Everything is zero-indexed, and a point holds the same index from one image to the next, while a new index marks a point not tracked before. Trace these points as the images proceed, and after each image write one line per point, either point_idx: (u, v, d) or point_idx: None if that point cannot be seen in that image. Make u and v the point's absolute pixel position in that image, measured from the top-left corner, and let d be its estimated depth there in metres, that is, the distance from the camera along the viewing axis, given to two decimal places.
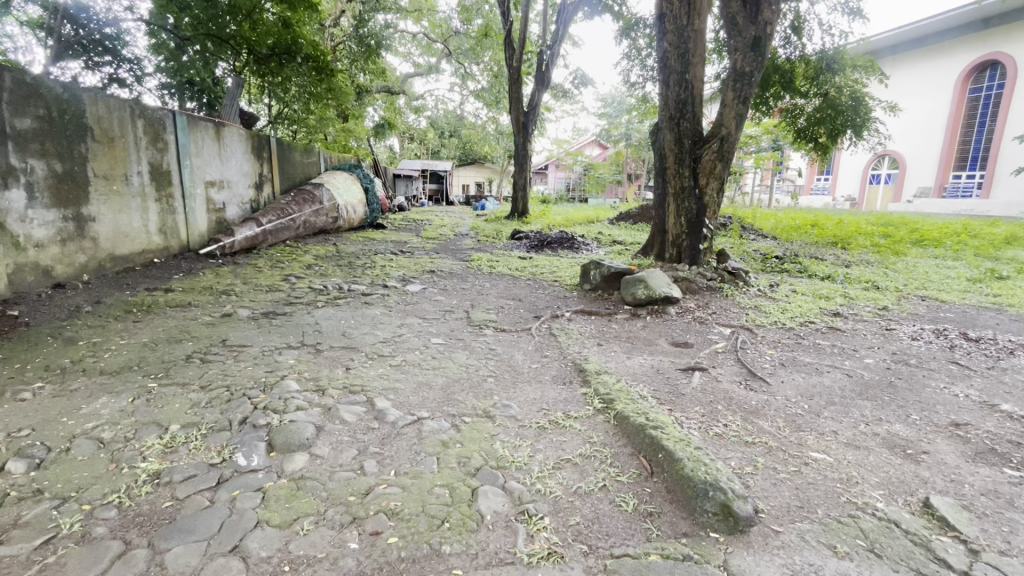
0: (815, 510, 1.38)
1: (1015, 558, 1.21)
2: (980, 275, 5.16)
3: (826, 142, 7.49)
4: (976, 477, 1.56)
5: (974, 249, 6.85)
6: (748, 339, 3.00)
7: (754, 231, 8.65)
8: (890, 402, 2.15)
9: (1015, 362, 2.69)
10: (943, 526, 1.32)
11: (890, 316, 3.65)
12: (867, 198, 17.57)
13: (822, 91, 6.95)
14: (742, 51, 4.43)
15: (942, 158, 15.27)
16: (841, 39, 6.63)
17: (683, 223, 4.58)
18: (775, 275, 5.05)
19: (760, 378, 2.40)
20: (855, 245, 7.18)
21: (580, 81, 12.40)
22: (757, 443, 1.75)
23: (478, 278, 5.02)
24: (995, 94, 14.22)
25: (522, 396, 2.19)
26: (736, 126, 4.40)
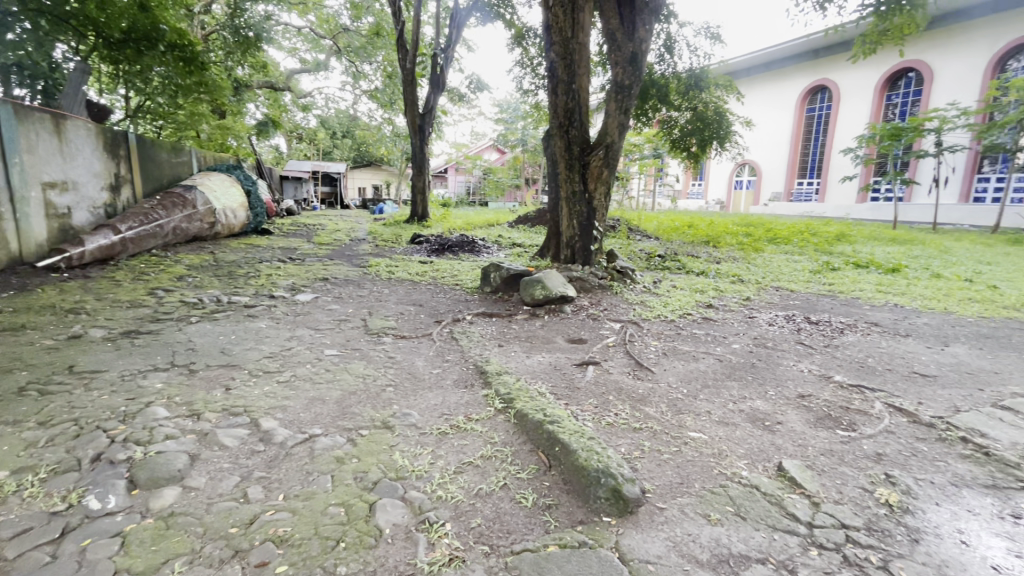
0: (693, 485, 1.53)
1: (846, 505, 1.44)
2: (819, 268, 6.04)
3: (697, 152, 8.32)
4: (817, 440, 1.83)
5: (814, 245, 8.00)
6: (636, 333, 3.23)
7: (640, 232, 9.34)
8: (752, 380, 2.45)
9: (844, 340, 3.19)
10: (793, 485, 1.53)
11: (752, 306, 4.14)
12: (733, 202, 19.81)
13: (692, 105, 7.74)
14: (622, 65, 4.78)
15: (788, 167, 17.70)
16: (705, 60, 7.39)
17: (576, 225, 4.82)
18: (657, 272, 5.49)
19: (646, 368, 2.59)
20: (723, 244, 8.05)
21: (476, 86, 12.51)
22: (643, 429, 1.89)
23: (376, 284, 4.85)
24: (825, 114, 16.75)
25: (422, 403, 2.15)
26: (618, 134, 4.74)
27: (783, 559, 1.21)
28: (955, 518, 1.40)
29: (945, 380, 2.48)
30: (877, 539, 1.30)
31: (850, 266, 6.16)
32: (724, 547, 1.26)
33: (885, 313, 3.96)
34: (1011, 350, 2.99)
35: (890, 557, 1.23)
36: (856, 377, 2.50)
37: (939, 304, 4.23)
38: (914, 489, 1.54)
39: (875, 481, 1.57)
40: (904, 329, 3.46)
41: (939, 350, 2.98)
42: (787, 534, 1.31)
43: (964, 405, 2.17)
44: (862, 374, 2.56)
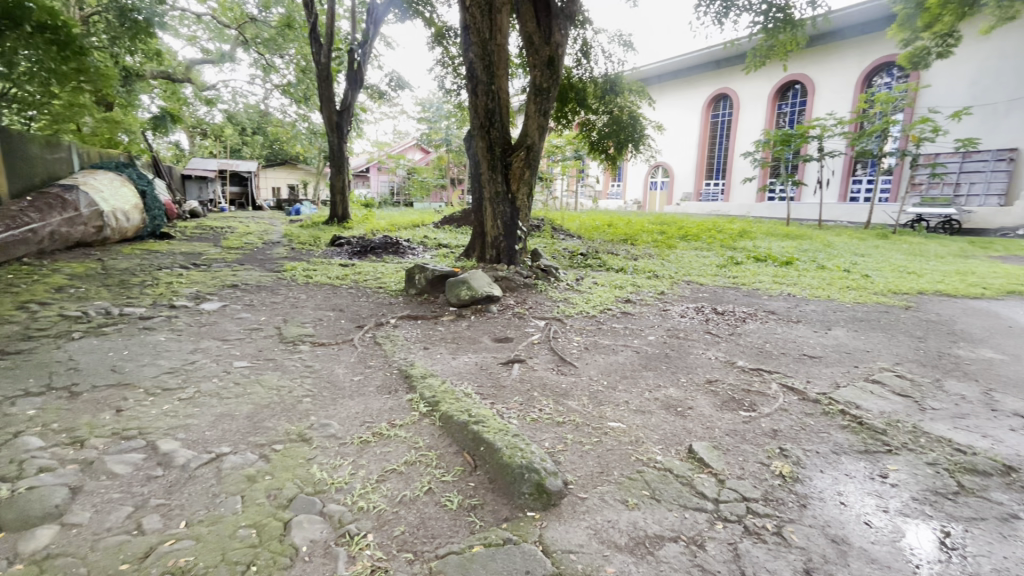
0: (612, 472, 1.59)
1: (746, 479, 1.57)
2: (725, 262, 6.54)
3: (613, 154, 8.67)
4: (723, 422, 1.98)
5: (721, 242, 8.65)
6: (559, 329, 3.31)
7: (563, 231, 9.61)
8: (665, 369, 2.60)
9: (745, 328, 3.48)
10: (701, 465, 1.64)
11: (666, 299, 4.39)
12: (649, 202, 20.93)
13: (608, 109, 8.08)
14: (540, 67, 4.87)
15: (696, 169, 19.00)
16: (619, 66, 7.78)
17: (500, 225, 4.84)
18: (579, 269, 5.68)
19: (569, 363, 2.67)
20: (640, 241, 8.49)
21: (397, 84, 12.22)
22: (566, 422, 1.95)
23: (292, 289, 4.59)
24: (727, 121, 18.16)
25: (343, 412, 2.06)
26: (539, 136, 4.84)
27: (693, 535, 1.30)
28: (836, 483, 1.57)
29: (828, 360, 2.78)
30: (773, 508, 1.43)
31: (751, 260, 6.73)
32: (641, 529, 1.32)
33: (779, 302, 4.37)
34: (879, 331, 3.42)
35: (783, 523, 1.36)
36: (756, 362, 2.74)
37: (824, 292, 4.73)
38: (803, 459, 1.71)
39: (771, 455, 1.73)
40: (795, 316, 3.84)
41: (823, 333, 3.34)
42: (696, 511, 1.40)
43: (843, 381, 2.44)
44: (760, 358, 2.80)
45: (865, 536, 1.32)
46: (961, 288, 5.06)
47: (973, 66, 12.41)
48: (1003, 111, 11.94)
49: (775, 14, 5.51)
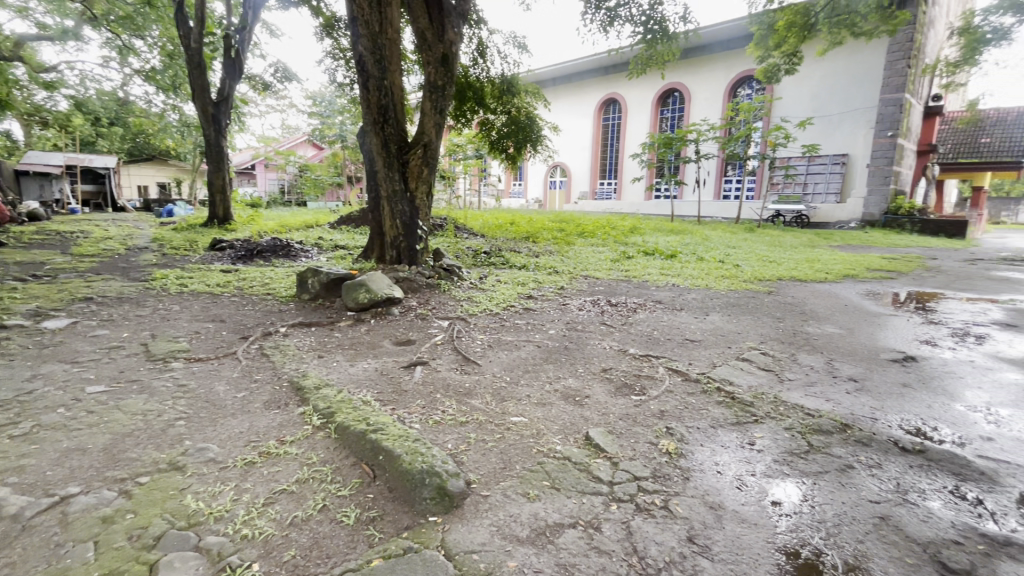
0: (514, 467, 1.61)
1: (638, 459, 1.68)
2: (619, 256, 6.95)
3: (514, 154, 8.68)
4: (617, 407, 2.10)
5: (614, 238, 9.17)
6: (462, 328, 3.31)
7: (466, 229, 9.60)
8: (565, 361, 2.70)
9: (636, 318, 3.73)
10: (598, 451, 1.72)
11: (565, 294, 4.57)
12: (549, 200, 21.64)
13: (506, 109, 8.20)
14: (433, 64, 4.83)
15: (591, 169, 19.98)
16: (514, 67, 7.95)
17: (399, 225, 4.71)
18: (483, 268, 5.70)
19: (472, 362, 2.67)
20: (541, 239, 8.73)
21: (283, 75, 11.36)
22: (469, 421, 1.94)
23: (163, 300, 4.08)
24: (617, 124, 19.33)
25: (224, 433, 1.87)
26: (436, 134, 4.83)
27: (590, 519, 1.36)
28: (713, 454, 1.74)
29: (706, 343, 3.07)
30: (660, 484, 1.54)
31: (641, 254, 7.23)
32: (542, 520, 1.35)
33: (666, 292, 4.74)
34: (747, 314, 3.86)
35: (669, 496, 1.47)
36: (646, 349, 2.94)
37: (703, 281, 5.22)
38: (685, 435, 1.87)
39: (659, 434, 1.86)
40: (679, 304, 4.19)
41: (702, 319, 3.69)
42: (593, 495, 1.47)
43: (719, 361, 2.71)
44: (649, 345, 3.01)
45: (738, 499, 1.47)
46: (810, 273, 5.87)
47: (813, 82, 14.37)
48: (837, 122, 13.99)
49: (653, 25, 5.95)
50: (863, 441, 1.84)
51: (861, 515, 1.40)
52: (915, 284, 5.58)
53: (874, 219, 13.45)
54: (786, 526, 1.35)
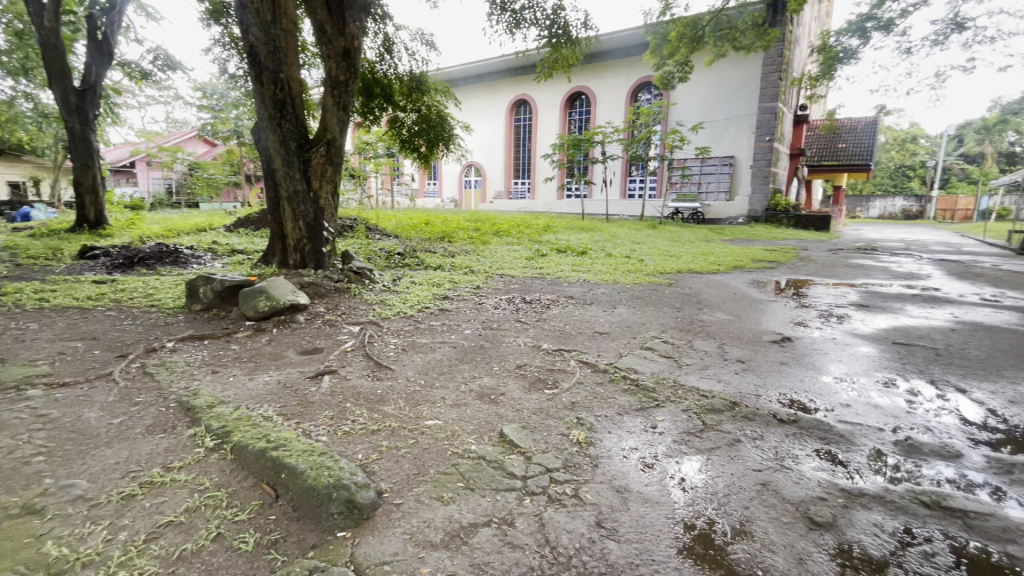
0: (428, 471, 1.59)
1: (550, 452, 1.73)
2: (533, 254, 7.08)
3: (426, 153, 8.57)
4: (530, 402, 2.15)
5: (528, 236, 9.33)
6: (375, 333, 3.20)
7: (378, 230, 9.29)
8: (480, 360, 2.71)
9: (550, 313, 3.84)
10: (511, 447, 1.75)
11: (481, 293, 4.59)
12: (464, 200, 21.60)
13: (417, 107, 8.04)
14: (334, 59, 4.64)
15: (505, 168, 20.21)
16: (423, 65, 7.82)
17: (302, 226, 4.45)
18: (396, 270, 5.55)
19: (384, 367, 2.60)
20: (456, 238, 8.67)
21: (164, 63, 10.25)
22: (381, 428, 1.88)
23: (16, 318, 3.51)
24: (528, 125, 19.73)
25: (96, 465, 1.65)
26: (340, 131, 4.66)
27: (504, 515, 1.38)
28: (620, 440, 1.83)
29: (614, 334, 3.23)
30: (571, 473, 1.59)
31: (554, 251, 7.43)
32: (456, 521, 1.35)
33: (578, 287, 4.93)
34: (651, 305, 4.12)
35: (579, 484, 1.53)
36: (558, 343, 3.04)
37: (611, 276, 5.49)
38: (594, 424, 1.95)
39: (570, 425, 1.93)
40: (589, 299, 4.37)
41: (611, 312, 3.88)
42: (507, 491, 1.49)
43: (625, 351, 2.87)
44: (561, 340, 3.11)
45: (642, 480, 1.56)
46: (705, 266, 6.40)
47: (703, 90, 15.63)
48: (724, 127, 15.35)
49: (556, 30, 6.14)
50: (748, 416, 2.03)
51: (746, 483, 1.55)
52: (791, 273, 6.30)
53: (758, 215, 14.94)
54: (684, 501, 1.46)
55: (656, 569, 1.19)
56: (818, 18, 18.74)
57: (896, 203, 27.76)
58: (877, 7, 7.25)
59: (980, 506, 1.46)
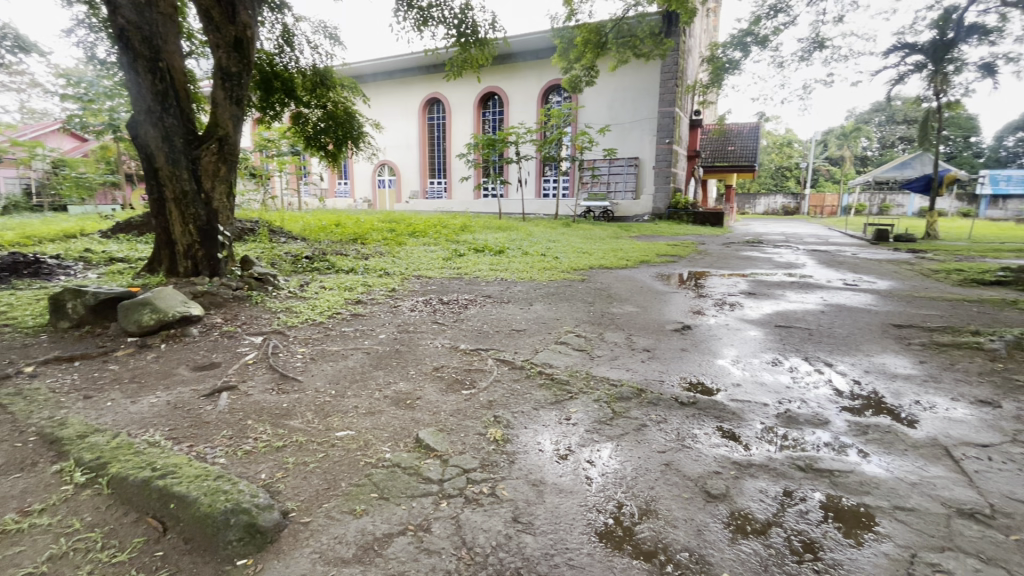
0: (339, 485, 1.52)
1: (467, 452, 1.72)
2: (450, 255, 7.03)
3: (334, 151, 8.22)
4: (447, 405, 2.13)
5: (445, 236, 9.25)
6: (280, 343, 3.00)
7: (284, 232, 8.72)
8: (395, 365, 2.64)
9: (467, 313, 3.83)
10: (427, 451, 1.72)
11: (396, 296, 4.47)
12: (378, 200, 20.91)
13: (322, 103, 7.64)
14: (224, 49, 4.26)
15: (420, 168, 19.85)
16: (327, 59, 7.45)
17: (193, 230, 4.06)
18: (304, 274, 5.25)
19: (292, 378, 2.44)
20: (370, 240, 8.39)
21: (15, 44, 8.85)
22: (288, 444, 1.77)
23: None
24: (441, 124, 19.54)
25: None
26: (233, 127, 4.30)
27: (420, 522, 1.35)
28: (537, 435, 1.87)
29: (530, 331, 3.29)
30: (488, 472, 1.60)
31: (471, 251, 7.43)
32: (369, 534, 1.30)
33: (495, 286, 4.96)
34: (565, 301, 4.26)
35: (496, 482, 1.54)
36: (476, 343, 3.04)
37: (528, 274, 5.60)
38: (511, 421, 1.98)
39: (487, 424, 1.94)
40: (506, 297, 4.43)
41: (527, 309, 3.95)
42: (424, 496, 1.47)
43: (540, 347, 2.93)
44: (479, 339, 3.12)
45: (556, 472, 1.61)
46: (615, 261, 6.72)
47: (609, 94, 16.39)
48: (629, 130, 16.21)
49: (465, 29, 6.13)
50: (654, 401, 2.17)
51: (652, 465, 1.65)
52: (691, 265, 6.80)
53: (661, 212, 15.99)
54: (596, 488, 1.52)
55: (570, 557, 1.23)
56: (707, 30, 20.43)
57: (778, 201, 31.02)
58: (754, 24, 8.06)
59: (843, 465, 1.67)
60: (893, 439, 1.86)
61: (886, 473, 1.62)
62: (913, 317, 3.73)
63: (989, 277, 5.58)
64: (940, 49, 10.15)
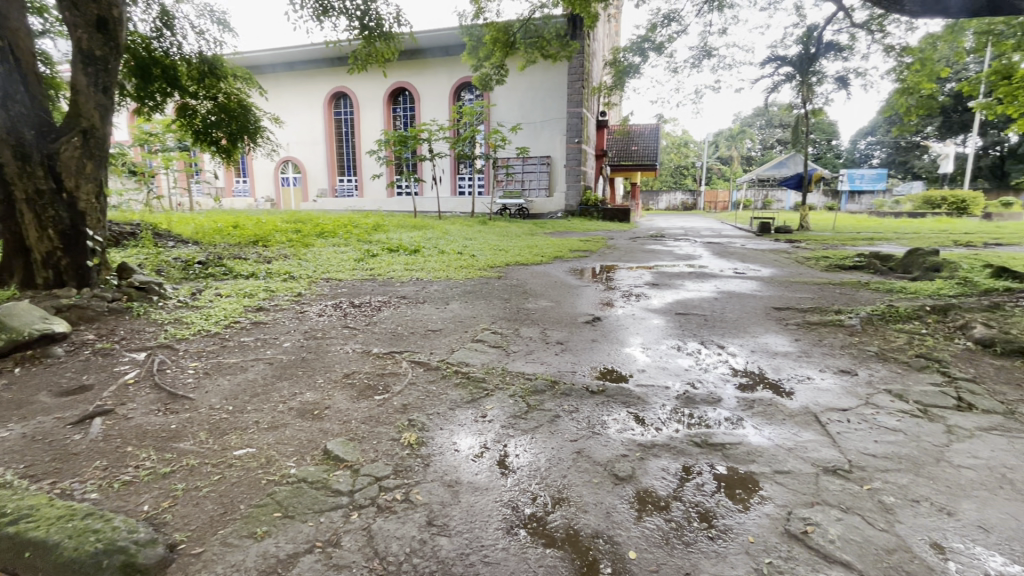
0: (237, 508, 1.40)
1: (379, 460, 1.67)
2: (362, 256, 6.77)
3: (229, 146, 7.58)
4: (358, 412, 2.04)
5: (356, 237, 8.90)
6: (167, 358, 2.71)
7: (171, 235, 7.89)
8: (301, 375, 2.48)
9: (380, 316, 3.71)
10: (336, 463, 1.64)
11: (303, 300, 4.22)
12: (282, 199, 19.63)
13: (212, 94, 7.00)
14: (85, 29, 3.72)
15: (328, 165, 18.90)
16: (216, 46, 6.80)
17: (53, 236, 3.54)
18: (196, 281, 4.79)
19: (182, 396, 2.22)
20: (273, 242, 7.85)
21: None
22: (177, 469, 1.61)
23: None
24: (349, 119, 18.75)
25: None
26: (100, 119, 3.79)
27: (328, 537, 1.29)
28: (453, 435, 1.85)
29: (446, 331, 3.26)
30: (402, 477, 1.56)
31: (385, 251, 7.21)
32: (272, 557, 1.22)
33: (410, 287, 4.85)
34: (481, 299, 4.28)
35: (410, 487, 1.51)
36: (389, 345, 2.95)
37: (443, 273, 5.55)
38: (426, 423, 1.94)
39: (401, 429, 1.89)
40: (422, 297, 4.36)
41: (443, 308, 3.91)
42: (333, 510, 1.40)
43: (456, 346, 2.92)
44: (393, 342, 3.03)
45: (472, 470, 1.61)
46: (530, 258, 6.86)
47: (520, 93, 16.66)
48: (540, 129, 16.61)
49: (369, 21, 5.91)
50: (567, 392, 2.24)
51: (564, 455, 1.70)
52: (601, 260, 7.11)
53: (573, 209, 16.56)
54: (511, 483, 1.54)
55: (485, 554, 1.24)
56: (609, 36, 21.51)
57: (678, 197, 33.39)
58: (650, 31, 8.59)
59: (733, 438, 1.84)
60: (774, 410, 2.08)
61: (767, 442, 1.80)
62: (790, 300, 4.19)
63: (848, 263, 6.42)
64: (806, 62, 11.48)
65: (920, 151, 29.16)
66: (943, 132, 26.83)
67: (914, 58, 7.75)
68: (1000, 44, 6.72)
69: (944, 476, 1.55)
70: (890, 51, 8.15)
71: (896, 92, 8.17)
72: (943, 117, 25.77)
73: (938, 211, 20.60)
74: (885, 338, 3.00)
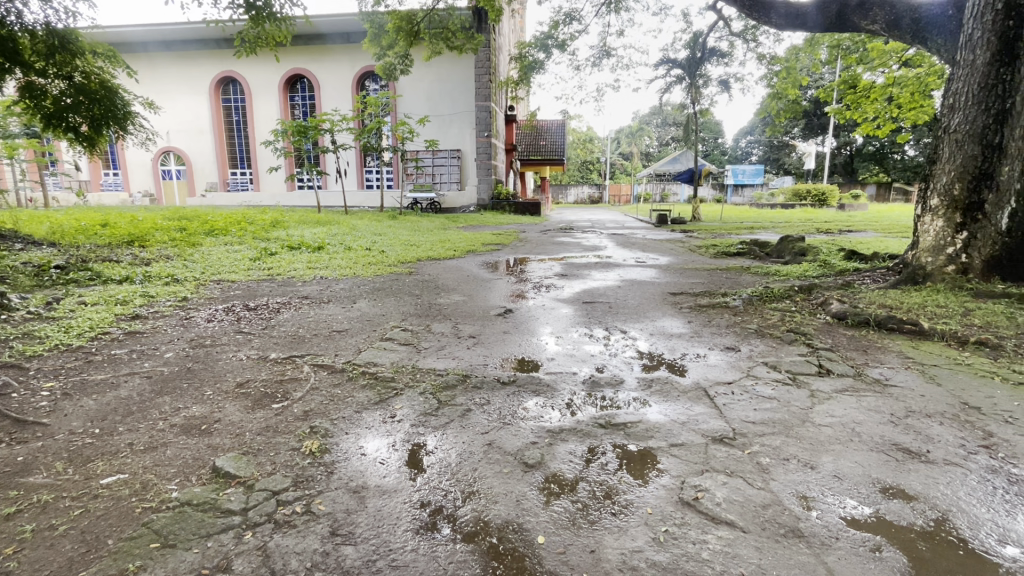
0: (104, 544, 1.24)
1: (278, 473, 1.55)
2: (258, 254, 6.26)
3: (92, 134, 6.59)
4: (253, 423, 1.89)
5: (252, 234, 8.21)
6: (12, 379, 2.30)
7: (17, 236, 6.73)
8: (186, 388, 2.24)
9: (280, 318, 3.46)
10: (227, 480, 1.51)
11: (189, 306, 3.82)
12: (164, 194, 17.66)
13: (66, 73, 6.05)
14: None
15: (217, 157, 17.27)
16: (70, 18, 5.87)
17: None
18: (54, 289, 4.15)
19: (32, 423, 1.90)
20: (151, 242, 7.01)
21: None
22: (24, 508, 1.37)
23: None
24: (240, 107, 17.25)
25: None
26: None
27: (217, 563, 1.18)
28: (358, 438, 1.77)
29: (352, 331, 3.11)
30: (302, 489, 1.47)
31: (284, 249, 6.73)
32: None
33: (313, 286, 4.57)
34: (390, 296, 4.14)
35: (312, 498, 1.42)
36: (289, 350, 2.76)
37: (350, 270, 5.31)
38: (330, 429, 1.84)
39: (302, 437, 1.77)
40: (327, 297, 4.13)
41: (349, 308, 3.73)
42: (222, 532, 1.28)
43: (364, 346, 2.80)
44: (293, 345, 2.84)
45: (380, 473, 1.55)
46: (441, 252, 6.76)
47: (427, 84, 16.34)
48: (449, 122, 16.44)
49: (254, 2, 5.42)
50: (478, 385, 2.24)
51: (476, 448, 1.70)
52: (513, 253, 7.21)
53: (485, 203, 16.65)
54: (420, 482, 1.50)
55: (393, 558, 1.20)
56: (514, 31, 21.81)
57: (585, 192, 34.79)
58: (553, 29, 8.79)
59: (633, 417, 1.95)
60: (669, 388, 2.23)
61: (663, 418, 1.94)
62: (684, 286, 4.54)
63: (733, 250, 7.09)
64: (693, 65, 12.43)
65: (789, 150, 32.92)
66: (806, 134, 30.70)
67: (782, 67, 8.62)
68: (846, 57, 7.77)
69: (809, 435, 1.77)
70: (762, 59, 9.05)
71: (768, 96, 9.11)
72: (806, 120, 29.30)
73: (804, 203, 23.35)
74: (762, 316, 3.35)
